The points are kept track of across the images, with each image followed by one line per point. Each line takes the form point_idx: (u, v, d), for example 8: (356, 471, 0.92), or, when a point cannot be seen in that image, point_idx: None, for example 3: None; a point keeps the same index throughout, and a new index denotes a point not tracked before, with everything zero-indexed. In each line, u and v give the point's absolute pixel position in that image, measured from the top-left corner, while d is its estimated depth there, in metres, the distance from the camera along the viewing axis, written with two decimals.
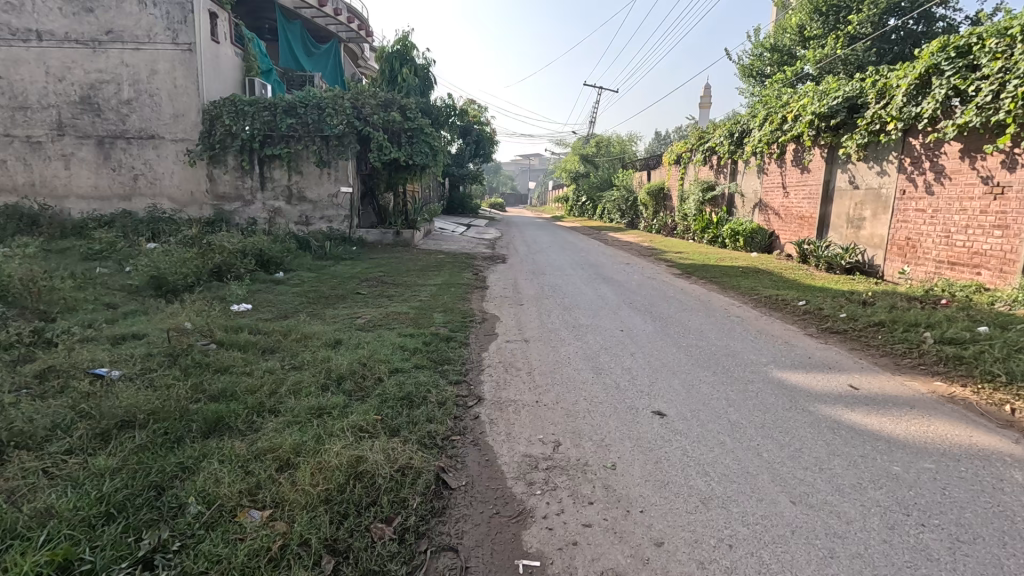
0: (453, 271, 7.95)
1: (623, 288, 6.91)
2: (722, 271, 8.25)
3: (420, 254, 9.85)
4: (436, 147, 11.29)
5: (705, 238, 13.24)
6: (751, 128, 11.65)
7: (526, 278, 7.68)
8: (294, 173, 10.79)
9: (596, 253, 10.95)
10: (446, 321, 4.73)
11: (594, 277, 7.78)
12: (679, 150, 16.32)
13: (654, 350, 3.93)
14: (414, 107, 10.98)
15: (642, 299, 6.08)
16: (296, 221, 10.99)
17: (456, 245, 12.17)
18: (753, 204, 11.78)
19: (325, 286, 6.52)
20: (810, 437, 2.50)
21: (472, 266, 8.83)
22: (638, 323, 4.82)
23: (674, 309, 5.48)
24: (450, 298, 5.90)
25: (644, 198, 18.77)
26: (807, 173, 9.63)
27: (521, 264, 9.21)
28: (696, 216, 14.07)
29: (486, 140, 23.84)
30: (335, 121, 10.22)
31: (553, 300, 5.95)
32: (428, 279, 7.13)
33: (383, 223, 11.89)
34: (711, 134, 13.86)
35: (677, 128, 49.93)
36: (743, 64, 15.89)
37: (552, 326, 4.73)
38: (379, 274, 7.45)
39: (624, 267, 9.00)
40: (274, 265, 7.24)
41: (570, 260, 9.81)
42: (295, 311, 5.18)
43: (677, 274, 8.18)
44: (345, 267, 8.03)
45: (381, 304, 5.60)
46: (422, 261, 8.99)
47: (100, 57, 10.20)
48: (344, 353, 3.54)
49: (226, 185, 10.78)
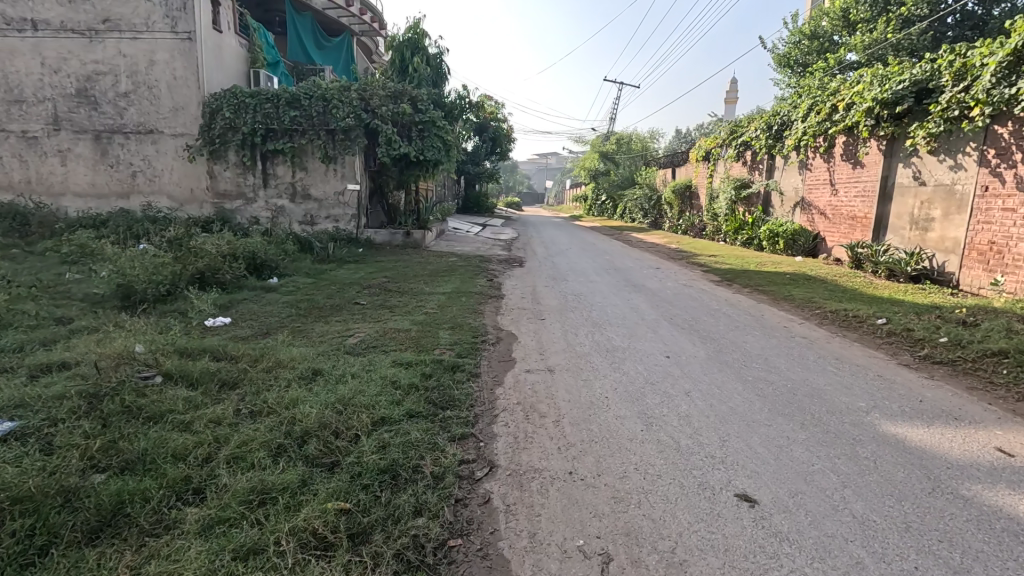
0: (465, 277, 7.20)
1: (659, 297, 6.05)
2: (766, 278, 7.33)
3: (431, 257, 9.12)
4: (449, 141, 10.54)
5: (738, 240, 12.26)
6: (792, 119, 10.65)
7: (546, 285, 6.86)
8: (298, 169, 10.15)
9: (621, 256, 10.10)
10: (454, 342, 3.95)
11: (623, 284, 6.93)
12: (708, 145, 15.30)
13: (715, 387, 3.09)
14: (426, 98, 10.23)
15: (683, 311, 5.23)
16: (301, 220, 10.34)
17: (470, 247, 11.43)
18: (793, 203, 10.78)
19: (321, 295, 5.82)
20: (993, 555, 1.65)
21: (487, 270, 8.06)
22: (685, 345, 3.97)
23: (724, 326, 4.62)
24: (460, 310, 5.12)
25: (669, 197, 17.80)
26: (860, 168, 8.63)
27: (540, 268, 8.40)
28: (728, 216, 13.08)
29: (503, 136, 23.05)
30: (341, 113, 9.54)
31: (579, 312, 5.14)
32: (437, 286, 6.39)
33: (393, 222, 11.17)
34: (745, 128, 12.86)
35: (698, 126, 48.64)
36: (777, 54, 14.82)
37: (581, 348, 3.91)
38: (382, 280, 6.72)
39: (654, 272, 8.14)
40: (268, 270, 6.57)
41: (594, 264, 8.97)
42: (279, 326, 4.46)
43: (716, 281, 7.30)
44: (348, 271, 7.34)
45: (381, 317, 4.86)
46: (432, 264, 8.26)
47: (97, 47, 9.65)
48: (319, 391, 2.79)
49: (228, 182, 10.17)
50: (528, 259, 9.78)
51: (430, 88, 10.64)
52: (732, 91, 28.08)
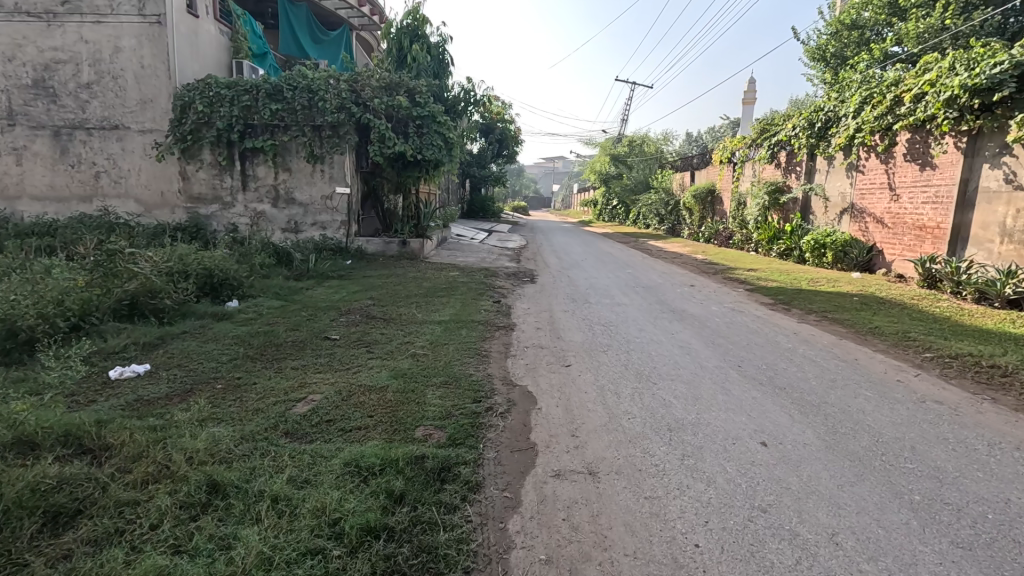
0: (466, 297, 6.02)
1: (708, 329, 4.83)
2: (830, 302, 6.07)
3: (428, 270, 7.94)
4: (451, 139, 9.36)
5: (773, 251, 11.00)
6: (840, 115, 9.41)
7: (565, 310, 5.65)
8: (281, 170, 9.01)
9: (646, 270, 8.85)
10: (445, 413, 2.74)
11: (659, 309, 5.70)
12: (734, 146, 14.04)
13: (873, 525, 1.85)
14: (425, 90, 9.06)
15: (748, 353, 4.01)
16: (284, 227, 9.19)
17: (474, 257, 10.23)
18: (841, 209, 9.51)
19: (285, 325, 4.64)
20: None
21: (493, 288, 6.86)
22: (780, 419, 2.74)
23: (815, 381, 3.38)
24: (459, 351, 3.91)
25: (690, 202, 16.55)
26: (931, 169, 7.38)
27: (556, 286, 7.18)
28: (760, 223, 11.83)
29: (510, 138, 21.91)
30: (328, 106, 8.41)
31: (614, 354, 3.92)
32: (432, 312, 5.22)
33: (388, 230, 9.99)
34: (779, 126, 11.61)
35: (710, 131, 47.38)
36: (812, 47, 13.60)
37: (631, 425, 2.68)
38: (367, 303, 5.54)
39: (691, 292, 6.90)
40: (227, 290, 5.46)
41: (617, 280, 7.76)
42: (211, 381, 3.28)
43: (770, 305, 6.06)
44: (328, 290, 6.18)
45: (353, 362, 3.67)
46: (429, 280, 7.08)
47: (55, 32, 8.56)
48: (201, 549, 1.61)
49: (203, 185, 9.04)
50: (540, 272, 8.59)
51: (430, 79, 9.44)
52: (750, 91, 26.86)
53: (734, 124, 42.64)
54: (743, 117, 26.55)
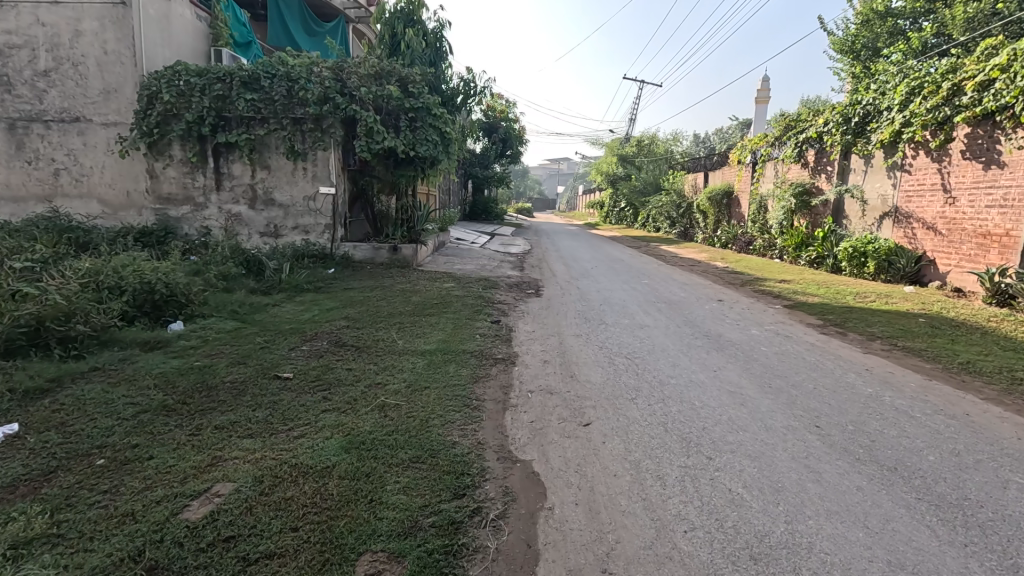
0: (459, 317, 5.10)
1: (756, 362, 3.88)
2: (893, 323, 5.11)
3: (419, 281, 7.03)
4: (447, 134, 8.45)
5: (801, 258, 10.03)
6: (883, 108, 8.46)
7: (577, 333, 4.71)
8: (259, 168, 8.13)
9: (665, 282, 7.91)
10: (406, 525, 1.83)
11: (690, 333, 4.75)
12: (754, 144, 13.06)
13: None
14: (419, 79, 8.13)
15: (819, 401, 3.07)
16: (262, 230, 8.30)
17: (473, 264, 9.31)
18: (883, 213, 8.53)
19: (230, 357, 3.73)
20: None
21: (492, 303, 5.93)
22: (914, 539, 1.81)
23: (935, 457, 2.43)
24: (443, 400, 2.98)
25: (704, 204, 15.60)
26: (998, 168, 6.42)
27: (566, 301, 6.25)
28: (785, 228, 10.87)
29: (515, 137, 21.01)
30: (309, 96, 7.51)
31: (646, 406, 2.97)
32: (417, 337, 4.32)
33: (378, 234, 9.09)
34: (808, 122, 10.65)
35: (719, 133, 46.34)
36: (840, 38, 12.65)
37: (693, 550, 1.75)
38: (341, 325, 4.63)
39: (723, 310, 5.94)
40: (173, 309, 4.57)
41: (633, 293, 6.82)
42: (93, 452, 2.37)
43: (820, 328, 5.11)
44: (298, 307, 5.28)
45: (300, 419, 2.76)
46: (419, 294, 6.16)
47: (9, 14, 7.69)
48: None
49: (173, 184, 8.16)
50: (546, 283, 7.67)
51: (426, 68, 8.50)
52: (764, 90, 25.85)
53: (743, 124, 41.73)
54: (757, 116, 25.56)
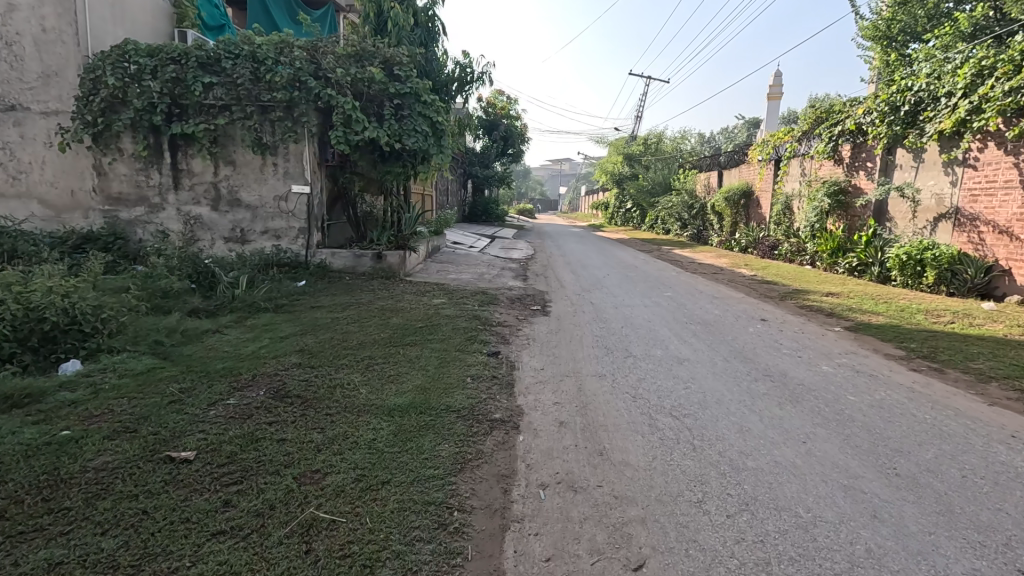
0: (447, 348, 4.03)
1: (855, 425, 2.78)
2: (1000, 355, 4.02)
3: (404, 296, 5.96)
4: (439, 124, 7.35)
5: (837, 265, 8.97)
6: (939, 95, 7.35)
7: (600, 373, 3.62)
8: (223, 164, 7.05)
9: (692, 295, 6.81)
10: None
11: (745, 372, 3.66)
12: (778, 139, 11.94)
13: None
14: (407, 61, 7.04)
15: (989, 510, 1.98)
16: (227, 235, 7.23)
17: (470, 273, 8.24)
18: (939, 215, 7.45)
19: (117, 420, 2.66)
20: None
21: (489, 326, 4.85)
22: None
23: None
24: (405, 513, 1.92)
25: (720, 204, 14.53)
26: None
27: (580, 322, 5.16)
28: (817, 230, 9.79)
29: (516, 135, 20.03)
30: (276, 78, 6.42)
31: (725, 525, 1.88)
32: (387, 383, 3.25)
33: (362, 238, 8.01)
34: (844, 113, 9.53)
35: (726, 130, 45.33)
36: (874, 23, 11.57)
37: None
38: (292, 362, 3.56)
39: (773, 334, 4.84)
40: (69, 343, 3.49)
41: (657, 311, 5.75)
42: None
43: (906, 362, 4.01)
44: (245, 334, 4.21)
45: (167, 557, 1.70)
46: (400, 314, 5.07)
47: None
48: None
49: (124, 182, 7.10)
50: (554, 297, 6.60)
51: (414, 48, 7.40)
52: (776, 85, 24.80)
53: (751, 123, 40.75)
54: (769, 112, 24.50)
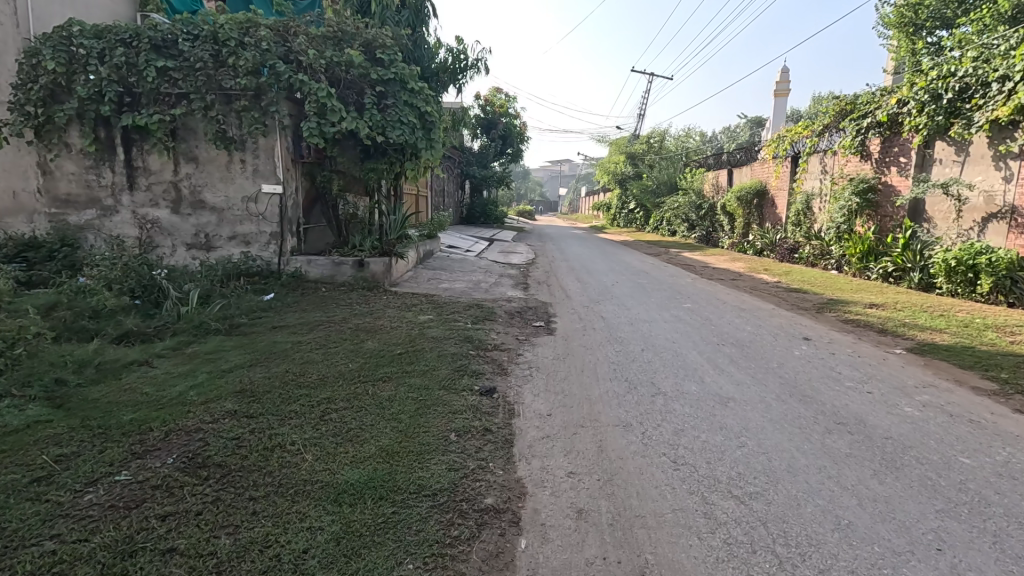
0: (429, 385, 3.22)
1: (995, 512, 1.96)
2: None
3: (386, 311, 5.15)
4: (428, 115, 6.54)
5: (869, 270, 8.17)
6: (989, 79, 6.52)
7: (624, 421, 2.80)
8: (184, 160, 6.24)
9: (716, 308, 6.00)
10: None
11: (811, 418, 2.84)
12: (796, 134, 11.12)
13: None
14: (390, 43, 6.23)
15: None
16: (189, 241, 6.41)
17: (464, 281, 7.42)
18: (992, 214, 6.64)
19: None
20: None
21: (483, 352, 4.04)
22: None
23: None
24: None
25: (732, 205, 13.72)
26: None
27: (592, 345, 4.34)
28: (844, 232, 8.98)
29: (515, 134, 19.25)
30: (239, 61, 5.60)
31: None
32: (343, 442, 2.45)
33: (342, 243, 7.17)
34: (873, 104, 8.71)
35: (728, 129, 44.68)
36: (901, 9, 10.79)
37: None
38: (225, 410, 2.74)
39: (823, 359, 4.03)
40: None
41: (679, 328, 4.93)
42: None
43: (1006, 400, 3.19)
44: (179, 366, 3.37)
45: None
46: (378, 337, 4.24)
47: None
48: None
49: (73, 181, 6.28)
50: (559, 310, 5.78)
51: (399, 30, 6.58)
52: (783, 82, 24.06)
53: (755, 122, 40.13)
54: (777, 109, 23.77)
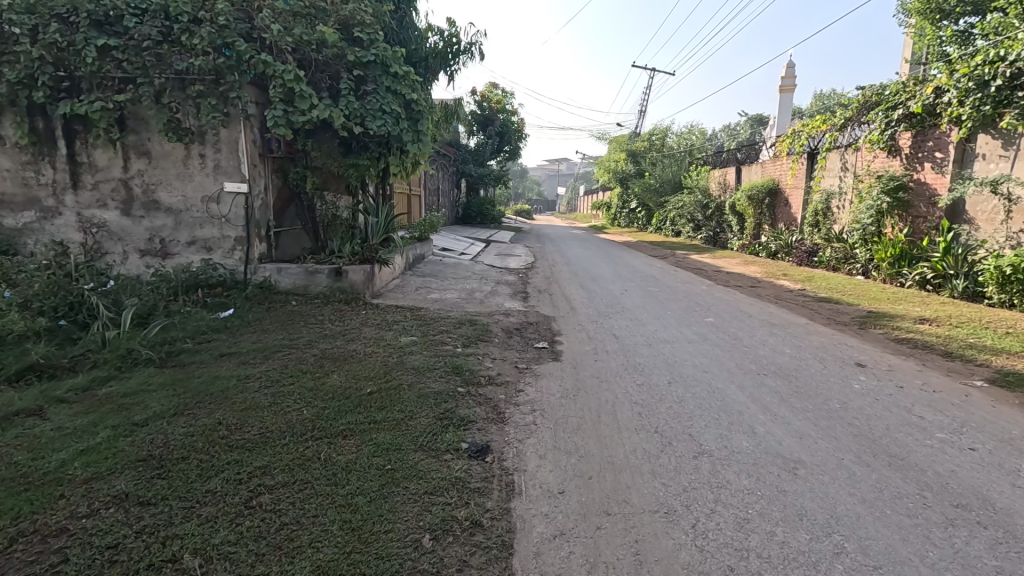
0: (400, 444, 2.48)
1: None
2: None
3: (363, 331, 4.39)
4: (414, 103, 5.78)
5: (901, 277, 7.44)
6: None
7: (663, 504, 2.05)
8: (135, 155, 5.45)
9: (743, 324, 5.25)
10: None
11: (914, 496, 2.10)
12: (813, 129, 10.37)
13: None
14: (370, 21, 5.47)
15: None
16: (142, 246, 5.62)
17: (456, 290, 6.66)
18: None
19: None
20: None
21: (474, 388, 3.27)
22: None
23: None
24: None
25: (742, 204, 12.97)
26: None
27: (606, 376, 3.58)
28: (872, 234, 8.25)
29: (512, 132, 18.46)
30: (193, 39, 4.81)
31: None
32: (266, 555, 1.71)
33: (319, 249, 6.39)
34: (905, 94, 7.97)
35: (727, 127, 44.05)
36: None
37: None
38: (111, 493, 1.99)
39: (891, 394, 3.29)
40: None
41: (707, 351, 4.18)
42: None
43: None
44: (78, 418, 2.60)
45: None
46: (347, 368, 3.48)
47: None
48: None
49: (7, 179, 5.48)
50: (564, 327, 5.02)
51: (382, 7, 5.81)
52: (788, 78, 23.37)
53: (756, 119, 39.54)
54: (782, 106, 23.08)
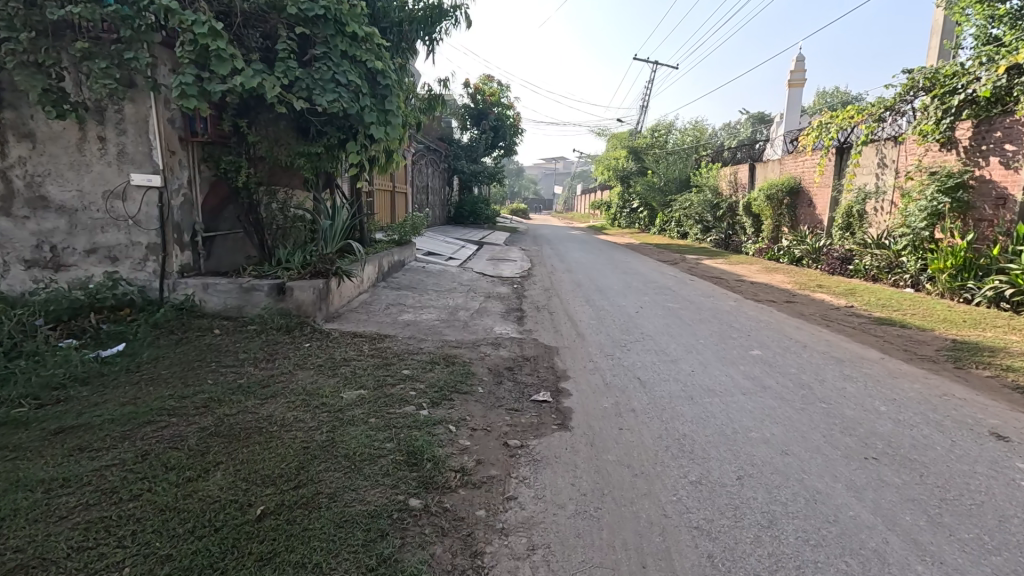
0: None
1: None
2: None
3: (292, 380, 3.14)
4: (378, 74, 4.54)
5: (966, 292, 6.26)
6: None
7: None
8: (12, 138, 4.16)
9: (802, 360, 4.04)
10: None
11: None
12: (845, 121, 9.14)
13: None
14: None
15: None
16: (26, 256, 4.33)
17: (434, 308, 5.43)
18: None
19: None
20: None
21: (436, 498, 2.04)
22: None
23: None
24: None
25: (760, 204, 11.79)
26: None
27: (643, 466, 2.36)
28: (924, 240, 7.07)
29: (508, 126, 17.21)
30: None
31: None
32: None
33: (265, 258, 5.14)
34: (967, 77, 6.77)
35: (728, 124, 42.89)
36: None
37: None
38: None
39: None
40: None
41: (774, 414, 2.96)
42: None
43: None
44: None
45: None
46: (241, 456, 2.24)
47: None
48: None
49: None
50: (570, 367, 3.79)
51: None
52: (797, 73, 22.19)
53: (760, 117, 38.30)
54: (791, 101, 21.91)
